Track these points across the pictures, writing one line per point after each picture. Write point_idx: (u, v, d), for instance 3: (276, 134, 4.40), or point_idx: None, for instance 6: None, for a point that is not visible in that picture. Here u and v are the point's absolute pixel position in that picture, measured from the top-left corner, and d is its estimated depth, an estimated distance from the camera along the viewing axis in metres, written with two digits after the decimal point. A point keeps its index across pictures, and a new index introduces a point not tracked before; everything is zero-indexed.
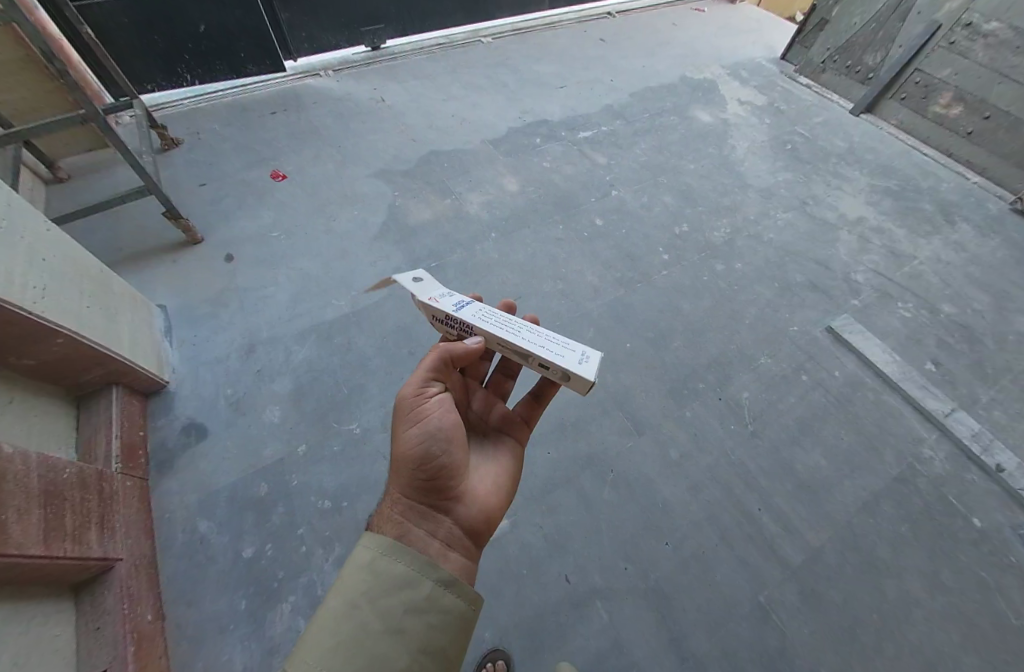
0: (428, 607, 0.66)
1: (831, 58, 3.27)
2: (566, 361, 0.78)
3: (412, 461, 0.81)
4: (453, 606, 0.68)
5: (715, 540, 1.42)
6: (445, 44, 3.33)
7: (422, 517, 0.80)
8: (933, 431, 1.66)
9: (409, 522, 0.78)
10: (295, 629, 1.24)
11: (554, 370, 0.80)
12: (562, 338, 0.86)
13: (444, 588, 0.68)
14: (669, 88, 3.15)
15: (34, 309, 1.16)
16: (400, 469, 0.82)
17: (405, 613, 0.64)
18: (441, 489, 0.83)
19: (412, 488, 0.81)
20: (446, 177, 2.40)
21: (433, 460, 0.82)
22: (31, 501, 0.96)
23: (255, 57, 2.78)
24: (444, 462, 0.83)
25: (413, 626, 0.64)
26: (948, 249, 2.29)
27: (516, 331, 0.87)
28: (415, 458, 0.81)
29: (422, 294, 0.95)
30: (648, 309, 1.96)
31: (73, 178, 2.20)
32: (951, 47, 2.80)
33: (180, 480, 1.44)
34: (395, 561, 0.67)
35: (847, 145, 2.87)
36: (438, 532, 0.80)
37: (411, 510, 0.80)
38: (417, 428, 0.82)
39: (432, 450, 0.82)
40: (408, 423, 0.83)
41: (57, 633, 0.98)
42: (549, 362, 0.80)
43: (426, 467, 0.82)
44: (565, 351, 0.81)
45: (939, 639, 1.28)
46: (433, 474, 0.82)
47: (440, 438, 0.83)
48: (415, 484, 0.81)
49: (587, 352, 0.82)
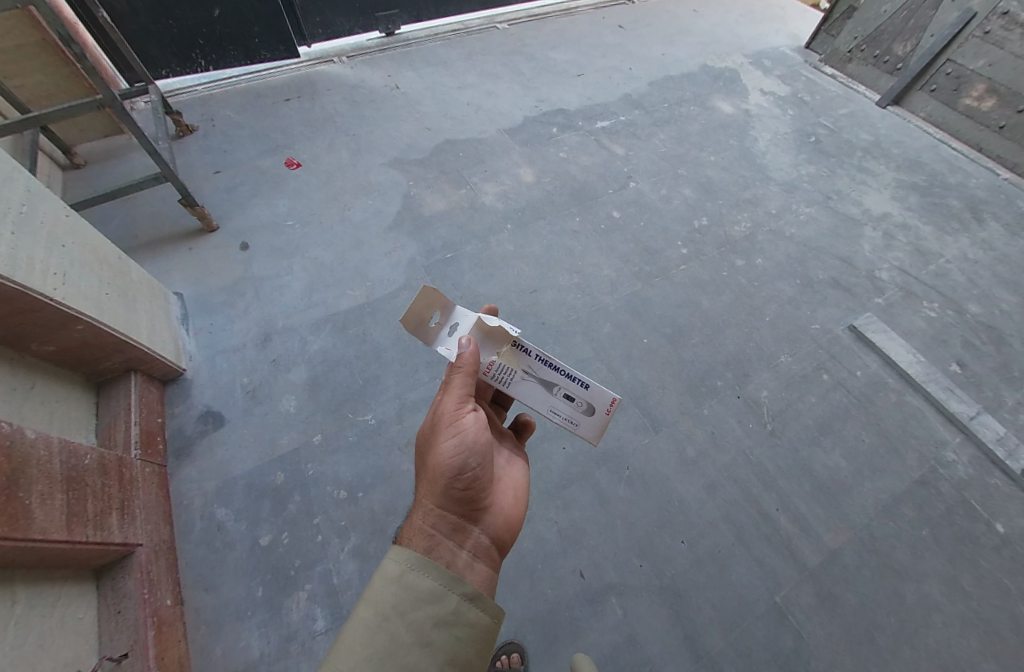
0: (453, 620, 0.64)
1: (858, 48, 3.17)
2: (590, 387, 0.88)
3: (446, 474, 0.78)
4: (478, 620, 0.66)
5: (731, 539, 1.41)
6: (461, 31, 3.28)
7: (452, 528, 0.77)
8: (957, 435, 1.63)
9: (439, 533, 0.75)
10: (312, 617, 1.25)
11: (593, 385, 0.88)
12: (571, 418, 0.90)
13: (470, 602, 0.66)
14: (689, 77, 3.07)
15: (54, 296, 1.15)
16: (435, 480, 0.78)
17: (434, 626, 0.62)
18: (471, 502, 0.81)
19: (446, 500, 0.79)
20: (462, 167, 2.36)
21: (469, 474, 0.80)
22: (53, 486, 0.96)
23: (270, 43, 2.75)
24: (478, 475, 0.81)
25: (441, 640, 0.62)
26: (976, 247, 2.23)
27: (551, 380, 0.88)
28: (452, 470, 0.79)
29: (446, 320, 0.88)
30: (665, 305, 1.93)
31: (89, 164, 2.20)
32: (986, 36, 2.68)
33: (197, 467, 1.45)
34: (423, 574, 0.65)
35: (873, 138, 2.79)
36: (466, 543, 0.77)
37: (442, 521, 0.77)
38: (456, 441, 0.79)
39: (469, 464, 0.80)
40: (448, 436, 0.79)
41: (81, 615, 1.00)
42: (591, 384, 0.88)
43: (461, 479, 0.79)
44: (591, 400, 0.89)
45: (957, 645, 1.26)
46: (464, 487, 0.80)
47: (477, 452, 0.80)
48: (450, 494, 0.79)
49: (587, 421, 0.90)
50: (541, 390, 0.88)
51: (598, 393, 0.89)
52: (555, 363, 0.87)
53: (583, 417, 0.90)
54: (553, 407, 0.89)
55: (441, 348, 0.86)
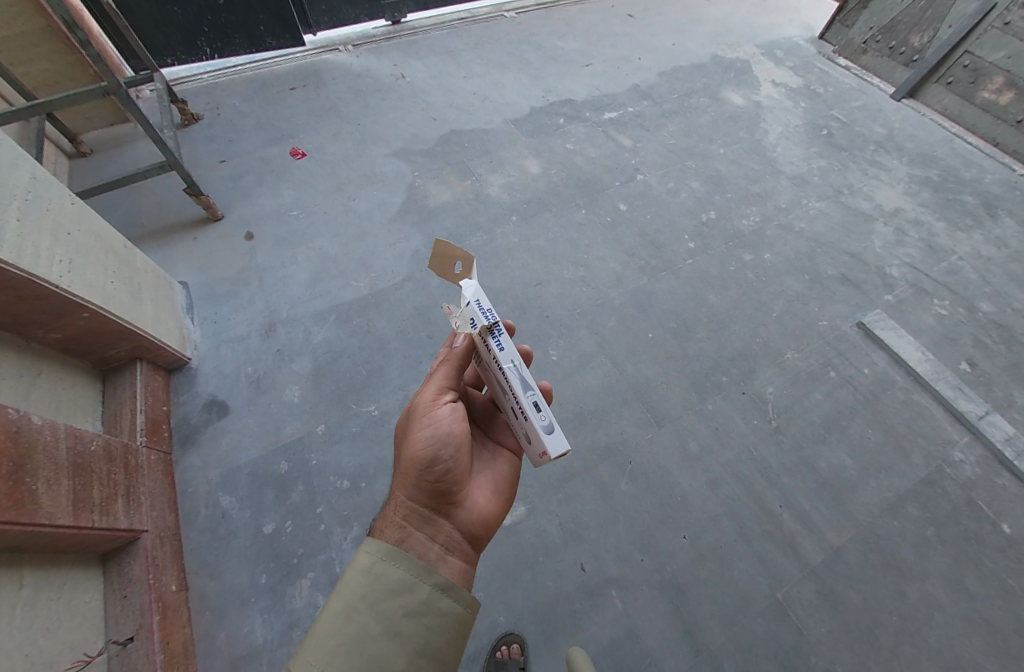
0: (425, 610, 0.63)
1: (874, 38, 3.10)
2: (530, 419, 0.69)
3: (418, 467, 0.77)
4: (450, 610, 0.66)
5: (733, 535, 1.40)
6: (467, 19, 3.23)
7: (424, 521, 0.77)
8: (965, 434, 1.61)
9: (411, 526, 0.75)
10: (314, 604, 1.26)
11: (532, 417, 0.69)
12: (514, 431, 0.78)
13: (441, 592, 0.66)
14: (699, 68, 3.02)
15: (60, 283, 1.16)
16: (407, 472, 0.78)
17: (404, 616, 0.62)
18: (445, 495, 0.80)
19: (419, 493, 0.78)
20: (467, 157, 2.34)
21: (443, 468, 0.78)
22: (59, 472, 0.97)
23: (275, 31, 2.71)
24: (453, 470, 0.79)
25: (411, 630, 0.61)
26: (989, 244, 2.19)
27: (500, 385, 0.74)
28: (424, 462, 0.77)
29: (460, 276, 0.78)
30: (671, 299, 1.91)
31: (95, 152, 2.20)
32: (1006, 28, 2.61)
33: (202, 456, 1.46)
34: (395, 565, 0.65)
35: (886, 131, 2.74)
36: (438, 536, 0.76)
37: (414, 514, 0.77)
38: (431, 434, 0.78)
39: (442, 457, 0.78)
40: (421, 427, 0.79)
41: (87, 599, 1.02)
42: (530, 415, 0.69)
43: (433, 471, 0.78)
44: (528, 425, 0.71)
45: (960, 644, 1.25)
46: (437, 481, 0.78)
47: (451, 446, 0.79)
48: (423, 487, 0.78)
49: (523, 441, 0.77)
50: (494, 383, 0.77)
51: (534, 426, 0.69)
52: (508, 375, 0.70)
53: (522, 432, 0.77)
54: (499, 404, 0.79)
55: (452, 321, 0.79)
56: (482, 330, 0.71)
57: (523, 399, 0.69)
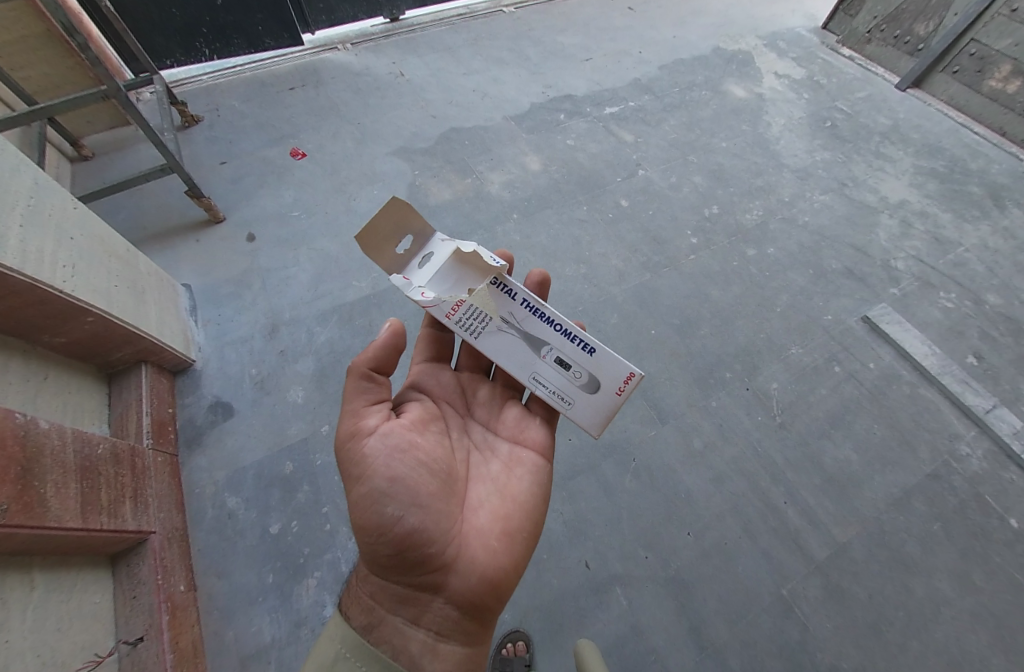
0: None
1: (878, 27, 3.03)
2: (594, 355, 0.90)
3: (369, 538, 0.70)
4: None
5: (738, 531, 1.40)
6: (466, 15, 3.21)
7: (402, 602, 0.73)
8: (971, 428, 1.60)
9: (385, 611, 0.72)
10: (321, 604, 1.27)
11: (594, 350, 0.90)
12: (568, 397, 0.91)
13: None
14: (701, 60, 2.99)
15: (64, 288, 1.16)
16: (360, 549, 0.72)
17: None
18: (417, 565, 0.72)
19: (384, 571, 0.73)
20: (467, 155, 2.33)
21: (398, 535, 0.70)
22: (67, 475, 0.98)
23: (273, 31, 2.70)
24: (416, 534, 0.71)
25: None
26: (996, 235, 2.17)
27: (546, 341, 0.90)
28: (372, 534, 0.70)
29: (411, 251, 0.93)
30: (674, 296, 1.91)
31: (97, 156, 2.21)
32: (1012, 15, 2.55)
33: (208, 457, 1.48)
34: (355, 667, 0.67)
35: (891, 122, 2.71)
36: (422, 619, 0.73)
37: (387, 594, 0.73)
38: (365, 497, 0.70)
39: (391, 525, 0.70)
40: (356, 491, 0.71)
41: (97, 600, 1.03)
42: (591, 349, 0.90)
43: (389, 544, 0.70)
44: (589, 365, 0.91)
45: (967, 639, 1.25)
46: (395, 552, 0.70)
47: (395, 505, 0.70)
48: (385, 563, 0.72)
49: (587, 397, 0.91)
50: (533, 351, 0.90)
51: (597, 360, 0.90)
52: (549, 321, 0.90)
53: (574, 393, 0.91)
54: (541, 375, 0.90)
55: (418, 298, 0.87)
56: (500, 274, 0.91)
57: (576, 335, 0.90)
